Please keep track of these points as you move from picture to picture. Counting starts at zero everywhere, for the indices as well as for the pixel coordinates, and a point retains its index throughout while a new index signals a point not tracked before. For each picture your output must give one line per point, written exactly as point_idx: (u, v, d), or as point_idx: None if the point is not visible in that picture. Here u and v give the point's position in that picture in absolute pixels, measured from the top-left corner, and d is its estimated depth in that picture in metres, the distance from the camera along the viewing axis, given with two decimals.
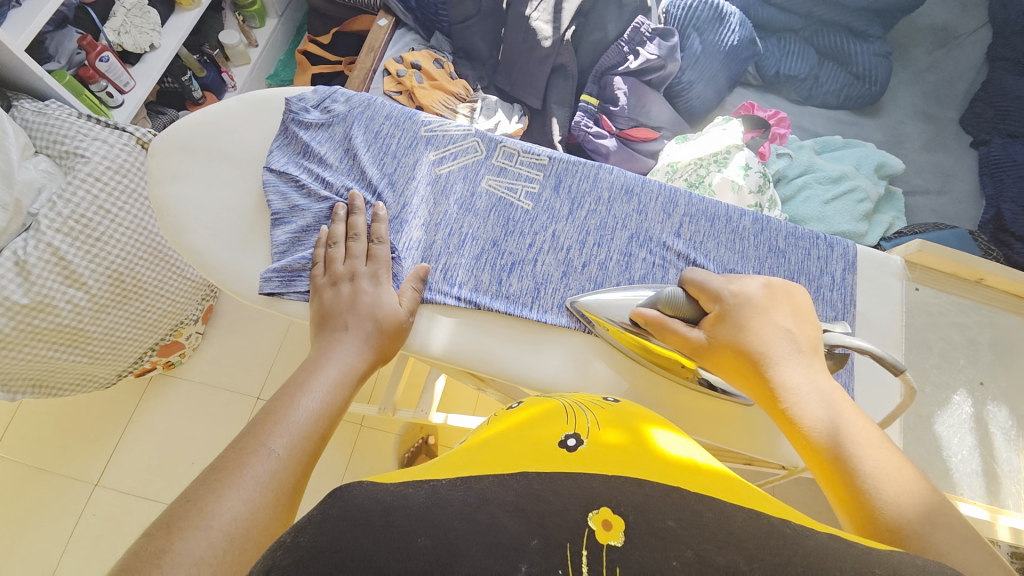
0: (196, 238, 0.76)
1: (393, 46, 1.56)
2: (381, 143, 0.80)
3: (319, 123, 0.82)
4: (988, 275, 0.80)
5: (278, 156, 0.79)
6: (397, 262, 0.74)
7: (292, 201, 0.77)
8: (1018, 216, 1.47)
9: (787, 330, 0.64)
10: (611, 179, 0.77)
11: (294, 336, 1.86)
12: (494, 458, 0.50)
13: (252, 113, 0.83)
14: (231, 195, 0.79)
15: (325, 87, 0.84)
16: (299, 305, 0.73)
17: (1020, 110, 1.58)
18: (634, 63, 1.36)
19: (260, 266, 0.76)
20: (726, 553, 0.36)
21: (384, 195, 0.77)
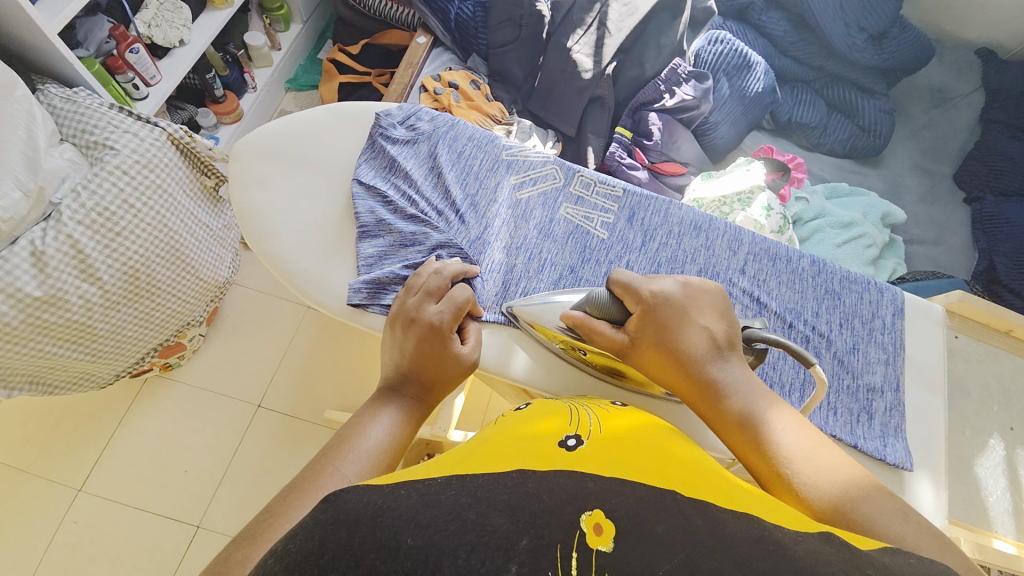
0: (279, 245, 0.75)
1: (430, 63, 1.58)
2: (464, 164, 0.82)
3: (405, 139, 0.82)
4: (1018, 328, 0.86)
5: (366, 170, 0.80)
6: (477, 283, 0.74)
7: (380, 216, 0.76)
8: (1010, 270, 1.59)
9: (703, 325, 0.65)
10: (682, 215, 0.80)
11: (300, 343, 1.81)
12: (486, 453, 0.51)
13: (337, 124, 0.84)
14: (314, 205, 0.78)
15: (410, 105, 0.86)
16: (382, 319, 0.71)
17: (1009, 171, 1.71)
18: (670, 101, 1.42)
19: (346, 278, 0.74)
20: (714, 560, 0.38)
21: (467, 215, 0.78)
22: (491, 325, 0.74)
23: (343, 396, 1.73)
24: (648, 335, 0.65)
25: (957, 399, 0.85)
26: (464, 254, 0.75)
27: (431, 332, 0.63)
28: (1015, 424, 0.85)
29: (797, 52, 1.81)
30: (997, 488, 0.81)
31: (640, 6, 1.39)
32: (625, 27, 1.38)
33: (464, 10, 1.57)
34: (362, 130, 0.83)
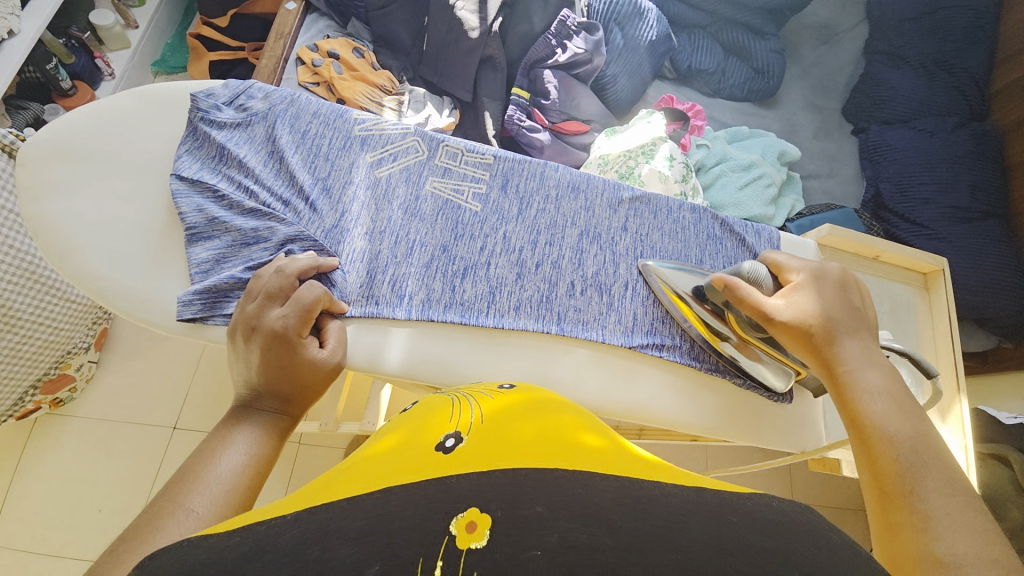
0: (89, 259, 0.65)
1: (305, 32, 1.43)
2: (311, 144, 0.73)
3: (235, 122, 0.73)
4: (885, 253, 0.86)
5: (188, 162, 0.70)
6: (337, 275, 0.68)
7: (210, 214, 0.67)
8: (894, 195, 1.68)
9: (847, 304, 0.67)
10: (558, 176, 0.77)
11: (211, 356, 1.63)
12: (355, 475, 0.43)
13: (148, 112, 0.73)
14: (131, 208, 0.68)
15: (238, 82, 0.75)
16: (225, 330, 0.64)
17: (892, 100, 1.79)
18: (562, 57, 1.36)
19: (178, 289, 0.66)
20: (587, 528, 0.33)
21: (318, 202, 0.70)
22: (359, 320, 0.68)
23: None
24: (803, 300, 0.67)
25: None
26: (319, 246, 0.68)
27: (273, 342, 0.58)
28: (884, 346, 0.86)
29: None
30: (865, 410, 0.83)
31: None
32: None
33: None
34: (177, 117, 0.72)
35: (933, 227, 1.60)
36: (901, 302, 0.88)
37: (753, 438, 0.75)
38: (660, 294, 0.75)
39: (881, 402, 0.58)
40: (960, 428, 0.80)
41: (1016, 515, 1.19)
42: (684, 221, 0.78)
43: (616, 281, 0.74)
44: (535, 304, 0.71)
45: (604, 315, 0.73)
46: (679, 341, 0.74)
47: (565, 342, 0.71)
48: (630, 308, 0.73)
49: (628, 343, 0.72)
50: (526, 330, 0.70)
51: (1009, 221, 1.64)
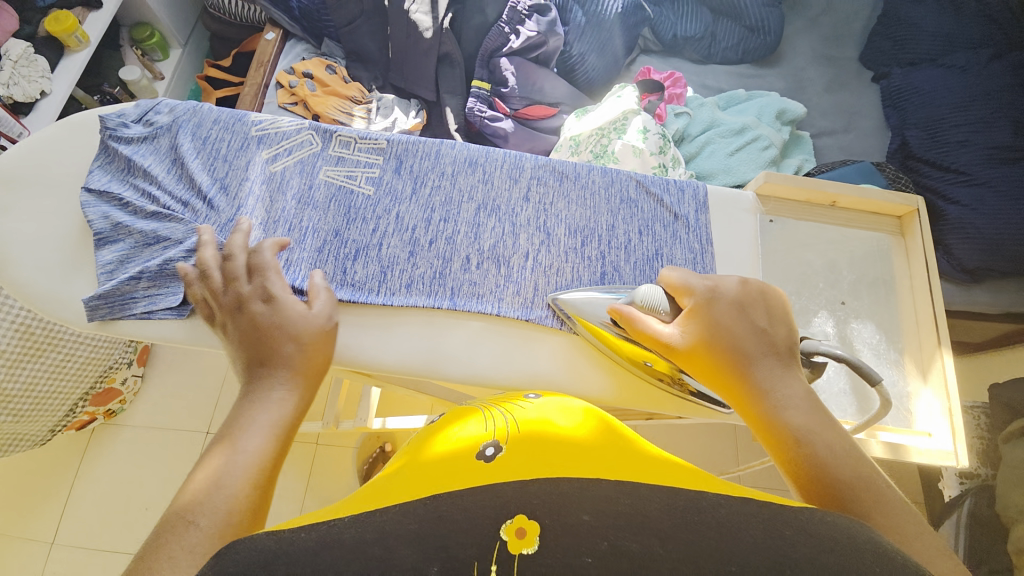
0: (15, 270, 0.71)
1: (284, 58, 1.53)
2: (211, 149, 0.78)
3: (141, 136, 0.78)
4: (839, 198, 0.80)
5: (98, 175, 0.76)
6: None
7: (114, 219, 0.73)
8: (923, 141, 1.48)
9: (749, 323, 0.62)
10: (453, 153, 0.79)
11: None
12: (410, 481, 0.44)
13: (69, 135, 0.79)
14: (54, 219, 0.74)
15: (146, 100, 0.82)
16: (136, 326, 0.70)
17: (913, 40, 1.59)
18: (517, 42, 1.35)
19: (87, 290, 0.72)
20: (640, 537, 0.33)
21: (215, 200, 0.75)
22: None
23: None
24: (698, 329, 0.63)
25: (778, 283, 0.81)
26: (214, 240, 0.72)
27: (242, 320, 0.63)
28: (846, 299, 0.82)
29: None
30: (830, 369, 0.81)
31: None
32: None
33: None
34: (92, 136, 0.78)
35: (971, 171, 1.39)
36: (861, 252, 0.83)
37: (662, 404, 0.73)
38: (564, 262, 0.75)
39: (810, 435, 0.51)
40: (942, 391, 0.75)
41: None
42: (585, 189, 0.78)
43: (514, 251, 0.75)
44: (428, 280, 0.74)
45: (501, 288, 0.74)
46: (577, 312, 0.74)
47: (456, 316, 0.73)
48: (529, 278, 0.74)
49: (524, 315, 0.73)
50: (417, 307, 0.72)
51: None
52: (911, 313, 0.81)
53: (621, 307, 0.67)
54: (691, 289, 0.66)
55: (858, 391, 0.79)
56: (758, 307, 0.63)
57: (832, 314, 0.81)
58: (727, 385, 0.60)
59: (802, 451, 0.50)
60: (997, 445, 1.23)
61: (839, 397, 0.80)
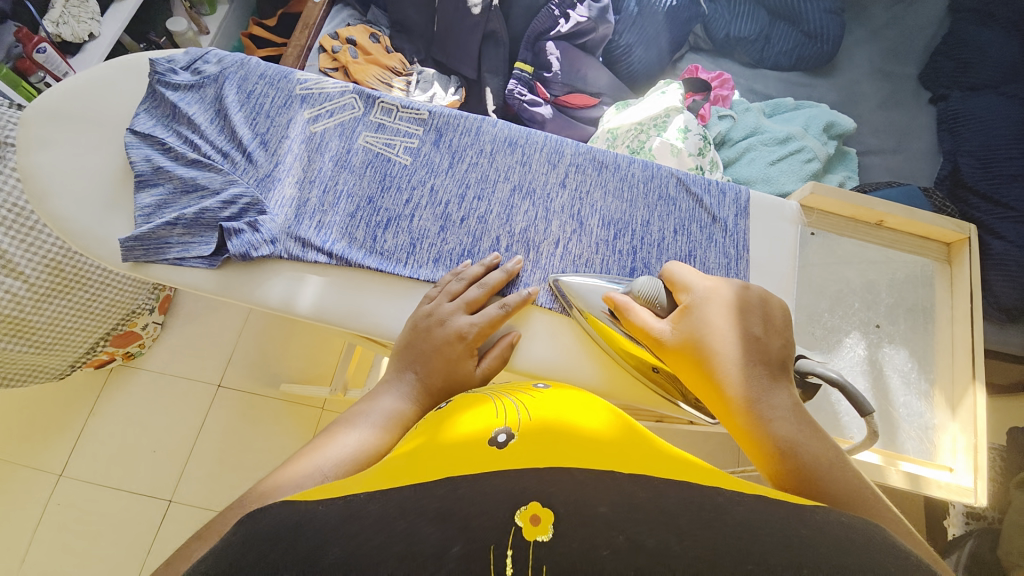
0: (57, 204, 0.72)
1: (329, 22, 1.52)
2: (255, 103, 0.79)
3: (189, 84, 0.79)
4: (887, 217, 0.77)
5: (144, 119, 0.76)
6: (261, 220, 0.71)
7: (156, 163, 0.73)
8: (976, 170, 1.41)
9: (744, 328, 0.59)
10: (493, 131, 0.78)
11: (255, 324, 1.75)
12: (418, 462, 0.43)
13: (121, 77, 0.80)
14: (101, 158, 0.75)
15: (196, 49, 0.82)
16: (167, 271, 0.71)
17: (979, 63, 1.51)
18: (564, 27, 1.32)
19: (124, 231, 0.73)
20: (655, 531, 0.34)
21: (255, 154, 0.75)
22: (283, 264, 0.71)
23: (303, 370, 1.70)
24: (688, 326, 0.62)
25: (811, 298, 0.79)
26: (250, 193, 0.72)
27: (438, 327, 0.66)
28: (881, 322, 0.79)
29: None
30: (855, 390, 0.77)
31: None
32: None
33: None
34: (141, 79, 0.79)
35: (1021, 208, 1.33)
36: (905, 277, 0.80)
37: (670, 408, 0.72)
38: (594, 253, 0.74)
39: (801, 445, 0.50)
40: (969, 427, 0.73)
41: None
42: (624, 181, 0.77)
43: (545, 237, 0.74)
44: (455, 257, 0.73)
45: (528, 273, 0.74)
46: None
47: None
48: (557, 265, 0.73)
49: (544, 301, 0.73)
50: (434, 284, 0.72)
51: None
52: (948, 345, 0.78)
53: (615, 297, 0.68)
54: (687, 286, 0.65)
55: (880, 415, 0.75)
56: (755, 312, 0.61)
57: (864, 336, 0.79)
58: (713, 389, 0.58)
59: (797, 466, 0.49)
60: (1011, 491, 1.19)
61: None
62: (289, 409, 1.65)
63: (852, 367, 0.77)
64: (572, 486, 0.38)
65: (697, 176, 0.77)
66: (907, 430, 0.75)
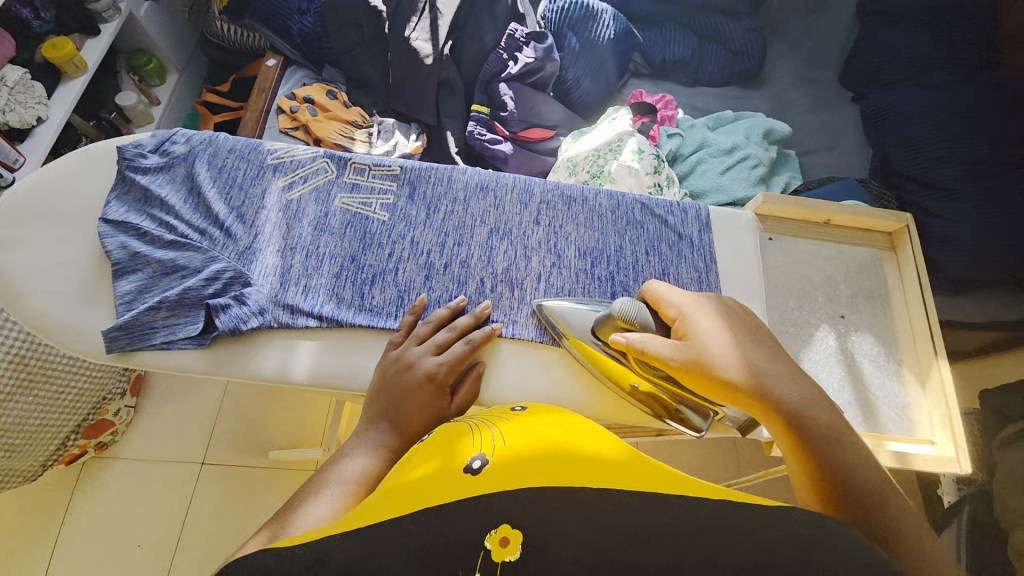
0: (31, 303, 0.71)
1: (284, 83, 1.55)
2: (227, 177, 0.79)
3: (158, 166, 0.79)
4: (834, 216, 0.84)
5: (116, 206, 0.76)
6: (247, 293, 0.71)
7: (132, 249, 0.73)
8: (904, 158, 1.54)
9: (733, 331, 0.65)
10: (465, 179, 0.81)
11: (236, 392, 1.70)
12: (396, 495, 0.46)
13: (84, 166, 0.79)
14: (73, 252, 0.74)
15: (163, 131, 0.82)
16: (155, 356, 0.70)
17: (889, 61, 1.67)
18: (514, 68, 1.39)
19: (104, 321, 0.72)
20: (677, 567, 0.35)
21: (233, 228, 0.76)
22: (275, 334, 0.72)
23: (293, 432, 1.65)
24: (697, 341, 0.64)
25: (780, 297, 0.84)
26: (232, 267, 0.73)
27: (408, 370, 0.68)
28: (846, 312, 0.84)
29: None
30: (834, 380, 0.80)
31: None
32: (453, 7, 1.38)
33: (305, 23, 1.54)
34: (105, 168, 0.79)
35: (951, 186, 1.46)
36: (860, 268, 0.86)
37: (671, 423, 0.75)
38: (576, 283, 0.77)
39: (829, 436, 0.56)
40: (942, 400, 0.78)
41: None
42: (592, 211, 0.81)
43: (527, 274, 0.77)
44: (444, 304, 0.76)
45: (516, 310, 0.77)
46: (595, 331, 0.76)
47: None
48: (542, 300, 0.76)
49: (509, 332, 0.75)
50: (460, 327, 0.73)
51: None
52: (908, 327, 0.84)
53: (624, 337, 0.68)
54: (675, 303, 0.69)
55: (861, 402, 0.79)
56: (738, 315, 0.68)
57: (834, 329, 0.84)
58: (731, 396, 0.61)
59: (833, 458, 0.54)
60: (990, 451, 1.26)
61: (845, 409, 0.79)
62: (283, 477, 1.60)
63: (826, 358, 0.81)
64: (578, 523, 0.39)
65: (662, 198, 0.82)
66: (887, 411, 0.79)
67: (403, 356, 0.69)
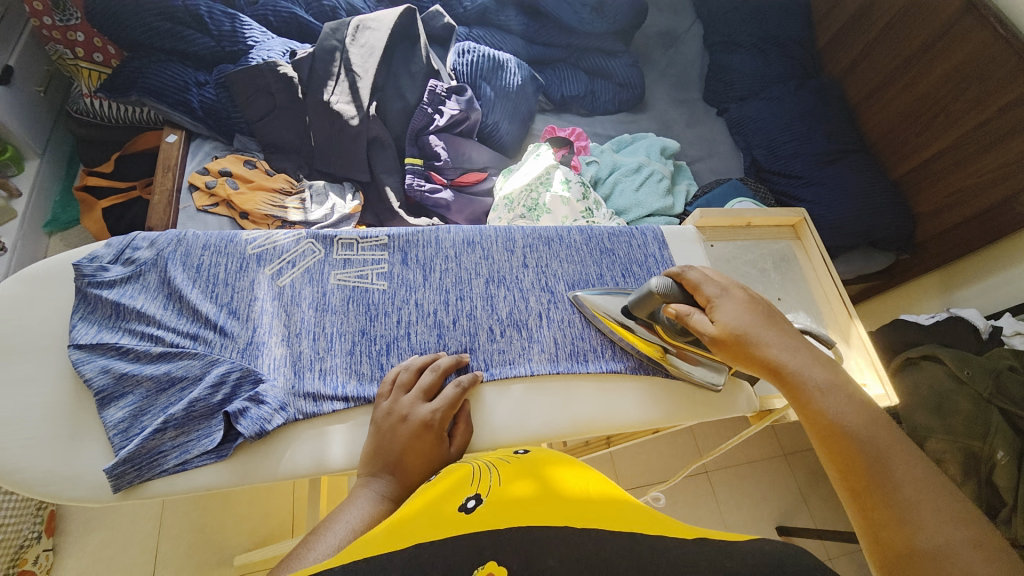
0: (2, 455, 0.69)
1: (192, 159, 1.43)
2: (208, 275, 0.81)
3: (125, 276, 0.79)
4: (753, 218, 1.05)
5: (84, 328, 0.75)
6: (262, 390, 0.74)
7: (116, 371, 0.73)
8: (768, 157, 1.87)
9: (776, 339, 0.76)
10: (451, 237, 0.91)
11: (176, 501, 1.44)
12: (394, 529, 0.49)
13: (32, 293, 0.78)
14: (34, 390, 0.73)
15: (120, 238, 0.82)
16: (168, 482, 0.71)
17: (741, 79, 2.01)
18: (442, 120, 1.48)
19: (96, 453, 0.71)
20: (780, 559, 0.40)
21: (228, 326, 0.78)
22: (302, 422, 0.75)
23: (254, 530, 1.45)
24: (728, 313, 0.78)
25: None
26: (238, 366, 0.75)
27: (405, 421, 0.70)
28: (781, 294, 1.03)
29: (542, 37, 1.94)
30: None
31: (376, 44, 1.43)
32: (370, 68, 1.42)
33: (206, 94, 1.43)
34: (59, 293, 0.78)
35: (806, 174, 1.80)
36: (780, 256, 1.07)
37: (689, 416, 0.87)
38: (573, 314, 0.89)
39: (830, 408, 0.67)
40: (863, 349, 0.98)
41: (967, 405, 1.27)
42: (568, 246, 0.95)
43: (529, 314, 0.88)
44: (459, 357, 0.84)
45: (527, 349, 0.86)
46: (600, 352, 0.88)
47: (499, 383, 0.82)
48: (548, 335, 0.86)
49: (489, 375, 0.82)
50: (500, 377, 0.82)
51: (869, 151, 1.86)
52: (824, 297, 1.04)
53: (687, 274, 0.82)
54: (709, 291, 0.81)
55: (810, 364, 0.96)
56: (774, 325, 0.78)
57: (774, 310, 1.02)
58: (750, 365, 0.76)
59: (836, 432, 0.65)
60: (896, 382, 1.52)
61: None
62: None
63: None
64: (670, 548, 0.43)
65: (622, 227, 0.98)
66: None
67: (393, 407, 0.72)
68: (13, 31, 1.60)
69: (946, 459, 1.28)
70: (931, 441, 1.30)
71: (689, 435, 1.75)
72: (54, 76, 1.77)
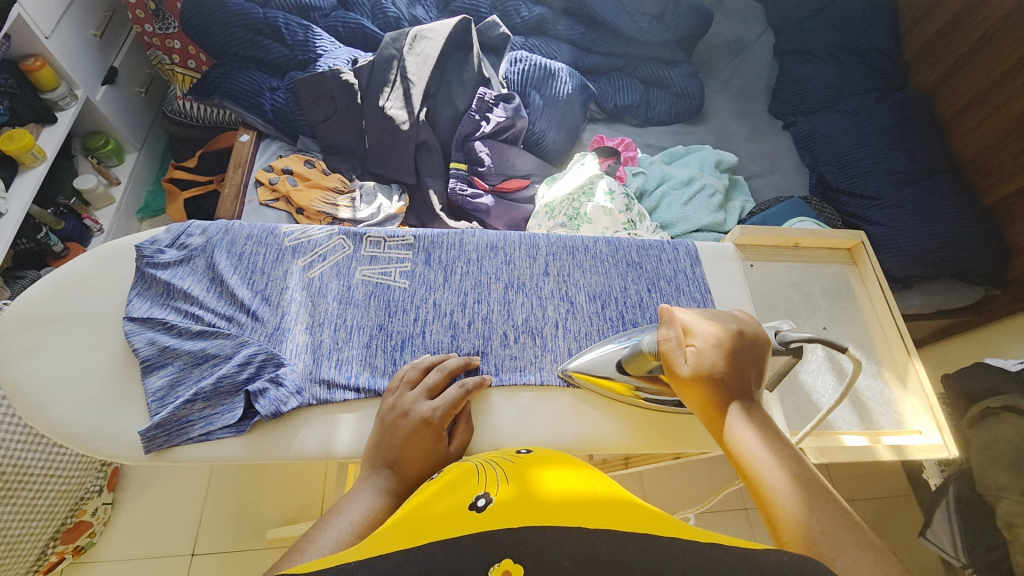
0: (62, 410, 0.78)
1: (260, 156, 1.56)
2: (247, 263, 0.88)
3: (177, 259, 0.87)
4: (801, 239, 0.98)
5: (139, 303, 0.84)
6: (283, 374, 0.79)
7: (161, 344, 0.81)
8: (836, 175, 1.74)
9: (742, 381, 0.67)
10: (475, 241, 0.92)
11: (222, 471, 1.56)
12: (403, 528, 0.49)
13: (100, 269, 0.89)
14: (93, 355, 0.82)
15: (178, 225, 0.91)
16: (192, 449, 0.77)
17: (811, 92, 1.88)
18: (488, 127, 1.51)
19: (135, 418, 0.79)
20: None
21: (260, 311, 0.84)
22: (316, 408, 0.79)
23: (287, 507, 1.53)
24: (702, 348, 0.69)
25: (771, 316, 0.95)
26: (264, 349, 0.81)
27: (405, 417, 0.72)
28: (827, 323, 0.96)
29: (599, 47, 1.93)
30: (827, 385, 0.92)
31: (431, 54, 1.49)
32: (423, 75, 1.48)
33: (277, 99, 1.56)
34: (121, 271, 0.88)
35: (880, 195, 1.65)
36: (830, 281, 0.99)
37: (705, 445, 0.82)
38: (590, 326, 0.88)
39: (770, 466, 0.58)
40: (921, 392, 0.89)
41: None
42: (592, 257, 0.93)
43: (545, 322, 0.87)
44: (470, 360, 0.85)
45: (540, 357, 0.85)
46: None
47: (509, 389, 0.82)
48: (563, 345, 0.85)
49: (498, 380, 0.82)
50: (511, 384, 0.82)
51: (958, 172, 1.67)
52: (879, 329, 0.95)
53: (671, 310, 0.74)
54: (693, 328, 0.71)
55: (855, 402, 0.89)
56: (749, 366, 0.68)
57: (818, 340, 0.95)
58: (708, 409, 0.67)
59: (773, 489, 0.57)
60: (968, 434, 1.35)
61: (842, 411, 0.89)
62: None
63: (818, 366, 0.93)
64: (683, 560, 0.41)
65: (651, 241, 0.95)
66: (878, 408, 0.89)
67: (398, 403, 0.74)
68: (119, 38, 1.83)
69: (1018, 525, 1.12)
70: (1004, 503, 1.15)
71: (723, 467, 1.64)
72: (154, 79, 2.00)
